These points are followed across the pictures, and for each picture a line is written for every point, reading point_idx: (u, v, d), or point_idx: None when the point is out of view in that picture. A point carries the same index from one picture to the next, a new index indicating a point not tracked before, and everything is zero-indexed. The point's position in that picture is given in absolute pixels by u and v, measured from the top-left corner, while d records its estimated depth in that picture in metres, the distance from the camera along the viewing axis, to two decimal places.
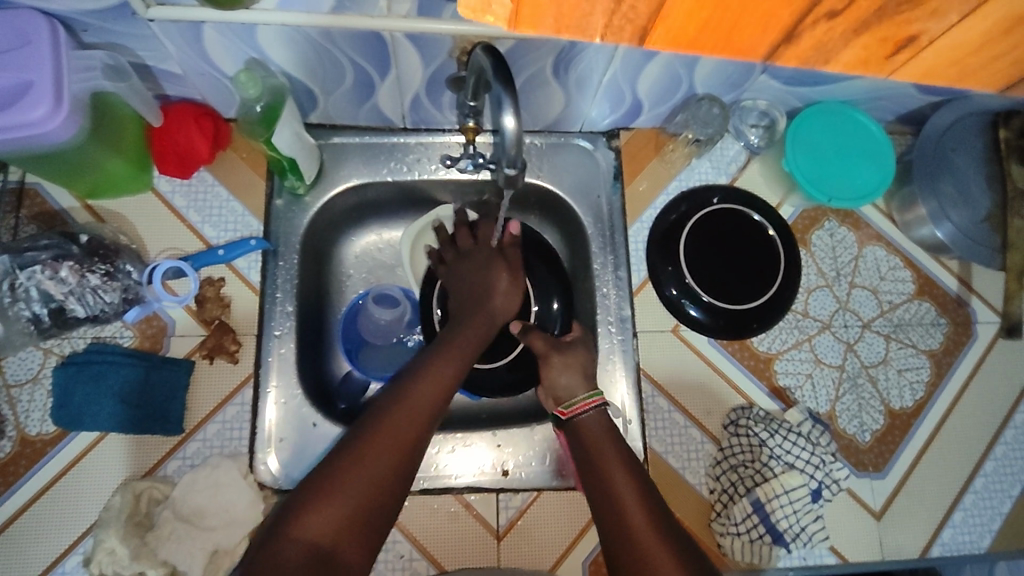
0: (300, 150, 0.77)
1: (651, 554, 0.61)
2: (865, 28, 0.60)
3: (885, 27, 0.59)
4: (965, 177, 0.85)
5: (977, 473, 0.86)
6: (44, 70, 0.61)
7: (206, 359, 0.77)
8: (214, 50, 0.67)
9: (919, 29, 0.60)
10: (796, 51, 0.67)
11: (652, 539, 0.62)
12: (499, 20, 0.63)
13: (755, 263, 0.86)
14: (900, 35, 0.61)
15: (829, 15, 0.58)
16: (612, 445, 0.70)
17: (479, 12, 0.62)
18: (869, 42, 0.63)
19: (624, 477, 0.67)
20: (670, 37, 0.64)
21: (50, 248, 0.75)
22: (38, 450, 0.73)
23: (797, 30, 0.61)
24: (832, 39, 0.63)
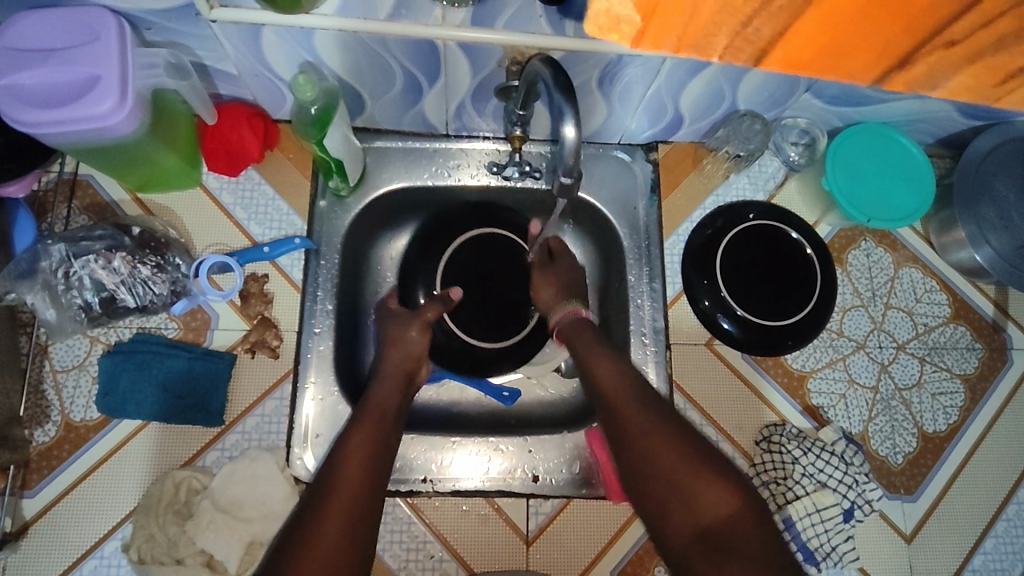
0: (347, 152, 0.78)
1: (633, 428, 0.64)
2: (979, 57, 0.44)
3: (997, 56, 0.44)
4: (1006, 202, 0.84)
5: (1010, 500, 0.85)
6: (112, 65, 0.62)
7: (248, 352, 0.78)
8: (270, 50, 0.68)
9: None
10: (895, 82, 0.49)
11: (633, 409, 0.65)
12: (627, 38, 0.48)
13: (797, 270, 0.86)
14: (1006, 66, 0.45)
15: (948, 43, 0.44)
16: (592, 339, 0.74)
17: (603, 29, 0.46)
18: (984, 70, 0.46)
19: (605, 360, 0.70)
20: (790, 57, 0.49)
21: (104, 239, 0.76)
22: (81, 436, 0.74)
23: (914, 52, 0.46)
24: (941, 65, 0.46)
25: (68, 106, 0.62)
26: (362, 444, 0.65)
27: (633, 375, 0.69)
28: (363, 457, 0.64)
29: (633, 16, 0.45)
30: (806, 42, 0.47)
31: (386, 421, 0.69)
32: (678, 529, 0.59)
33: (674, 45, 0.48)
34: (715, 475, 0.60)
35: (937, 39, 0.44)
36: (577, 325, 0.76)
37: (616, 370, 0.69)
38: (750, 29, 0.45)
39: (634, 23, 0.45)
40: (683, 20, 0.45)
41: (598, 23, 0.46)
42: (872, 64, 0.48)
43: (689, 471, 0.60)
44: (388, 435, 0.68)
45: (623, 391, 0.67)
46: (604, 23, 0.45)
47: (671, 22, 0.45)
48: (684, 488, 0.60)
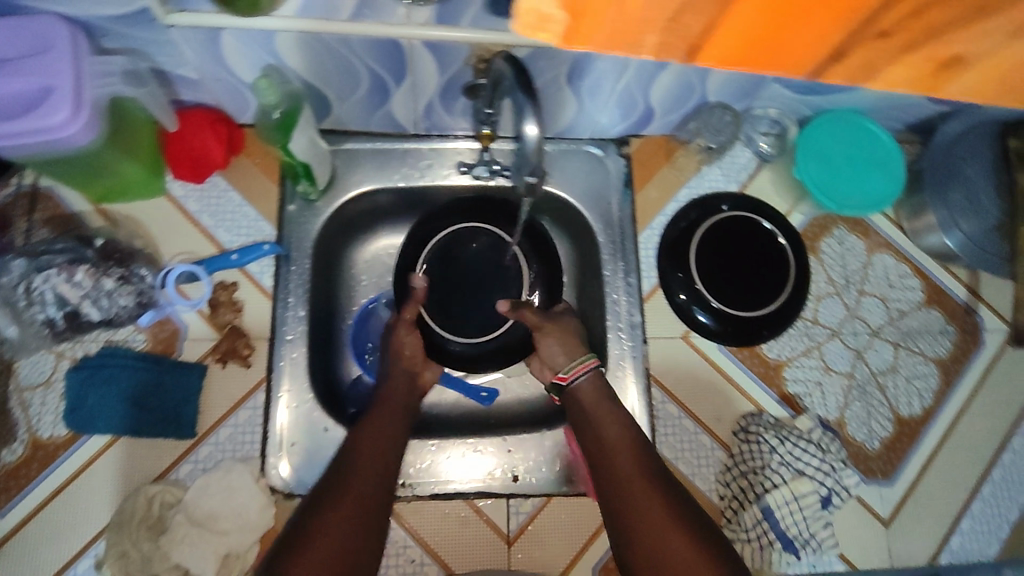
0: (314, 155, 0.77)
1: (639, 502, 0.63)
2: (918, 42, 0.40)
3: (929, 45, 0.40)
4: (976, 185, 0.85)
5: (985, 480, 0.86)
6: (65, 75, 0.61)
7: (219, 362, 0.77)
8: (230, 55, 0.67)
9: (958, 50, 0.40)
10: (842, 66, 0.43)
11: (641, 485, 0.64)
12: (554, 36, 0.41)
13: (770, 263, 0.85)
14: (939, 53, 0.41)
15: (880, 33, 0.39)
16: (604, 405, 0.72)
17: (530, 29, 0.40)
18: (925, 58, 0.41)
19: (617, 430, 0.69)
20: (733, 46, 0.42)
21: (66, 252, 0.75)
22: (50, 454, 0.73)
23: (845, 44, 0.40)
24: (879, 55, 0.42)
25: (21, 118, 0.61)
26: (369, 460, 0.66)
27: (645, 454, 0.67)
28: (372, 463, 0.66)
29: (557, 13, 0.39)
30: (737, 40, 0.41)
31: (388, 427, 0.70)
32: None
33: (596, 40, 0.42)
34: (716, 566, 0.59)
35: (868, 28, 0.39)
36: (587, 388, 0.73)
37: (625, 445, 0.68)
38: (678, 24, 0.40)
39: (561, 22, 0.40)
40: (610, 16, 0.39)
41: (527, 22, 0.40)
42: (810, 51, 0.42)
43: (703, 564, 0.59)
44: (397, 448, 0.69)
45: (632, 467, 0.66)
46: (532, 23, 0.39)
47: (599, 19, 0.39)
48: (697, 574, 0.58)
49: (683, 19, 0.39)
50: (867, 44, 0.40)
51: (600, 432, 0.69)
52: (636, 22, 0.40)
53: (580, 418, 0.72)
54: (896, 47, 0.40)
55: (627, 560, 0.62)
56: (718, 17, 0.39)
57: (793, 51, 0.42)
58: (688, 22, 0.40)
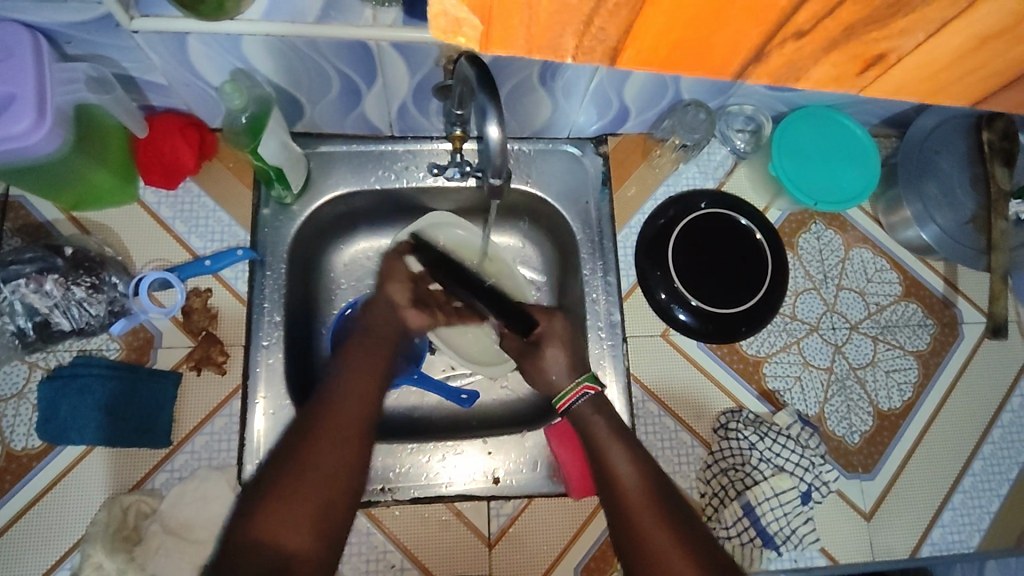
0: (286, 159, 0.76)
1: (639, 519, 0.65)
2: (836, 41, 0.43)
3: (855, 44, 0.43)
4: (950, 179, 0.85)
5: (965, 473, 0.87)
6: (27, 83, 0.61)
7: (193, 370, 0.77)
8: (199, 60, 0.67)
9: (887, 48, 0.44)
10: (759, 71, 0.48)
11: (641, 503, 0.66)
12: (472, 41, 0.45)
13: (740, 257, 0.86)
14: (870, 52, 0.44)
15: (798, 32, 0.42)
16: (602, 421, 0.73)
17: (448, 32, 0.45)
18: (838, 59, 0.45)
19: (616, 449, 0.70)
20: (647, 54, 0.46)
21: (34, 261, 0.74)
22: (23, 466, 0.72)
23: (768, 46, 0.45)
24: (798, 55, 0.45)
25: None
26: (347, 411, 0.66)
27: (648, 476, 0.68)
28: (347, 412, 0.66)
29: (471, 20, 0.42)
30: (653, 42, 0.45)
31: (367, 381, 0.70)
32: None
33: (520, 49, 0.46)
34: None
35: (786, 30, 0.42)
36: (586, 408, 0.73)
37: (623, 461, 0.69)
38: (593, 28, 0.43)
39: (475, 27, 0.43)
40: (522, 20, 0.42)
41: (440, 27, 0.44)
42: (734, 52, 0.46)
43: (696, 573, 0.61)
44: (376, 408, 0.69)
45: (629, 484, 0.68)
46: (445, 26, 0.43)
47: (511, 26, 0.43)
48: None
49: (596, 20, 0.42)
50: (780, 47, 0.45)
51: (598, 452, 0.71)
52: (548, 27, 0.43)
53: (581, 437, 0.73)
54: (812, 49, 0.44)
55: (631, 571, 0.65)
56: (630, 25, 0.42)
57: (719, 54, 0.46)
58: (601, 25, 0.42)
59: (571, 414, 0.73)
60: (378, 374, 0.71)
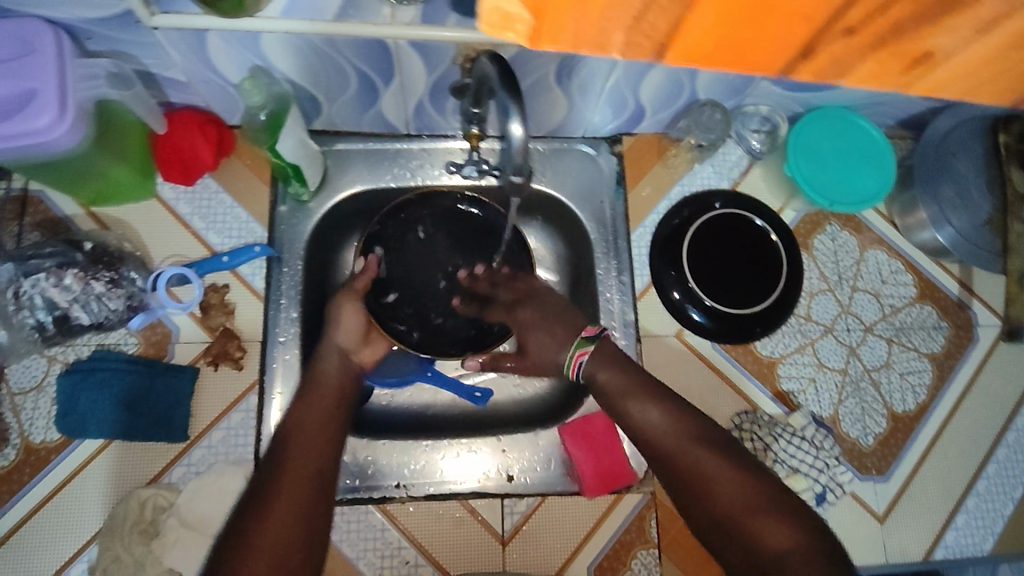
0: (304, 156, 0.77)
1: (689, 461, 0.63)
2: (884, 39, 0.32)
3: (903, 42, 0.33)
4: (966, 181, 0.85)
5: (979, 476, 0.86)
6: (49, 79, 0.61)
7: (210, 365, 0.77)
8: (218, 57, 0.67)
9: (937, 46, 0.33)
10: (808, 66, 0.36)
11: (687, 446, 0.63)
12: (523, 37, 0.34)
13: (742, 259, 0.85)
14: (915, 49, 0.33)
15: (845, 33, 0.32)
16: (620, 372, 0.70)
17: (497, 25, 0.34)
18: (894, 56, 0.34)
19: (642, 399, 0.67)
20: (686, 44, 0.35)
21: (54, 256, 0.74)
22: (42, 458, 0.73)
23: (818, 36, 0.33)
24: (848, 54, 0.34)
25: (4, 122, 0.60)
26: (319, 400, 0.67)
27: (684, 419, 0.65)
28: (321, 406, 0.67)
29: (524, 13, 0.32)
30: (702, 35, 0.34)
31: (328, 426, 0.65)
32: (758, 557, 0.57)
33: (569, 45, 0.35)
34: (775, 513, 0.58)
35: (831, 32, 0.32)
36: (593, 367, 0.70)
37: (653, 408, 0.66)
38: (643, 24, 0.33)
39: (527, 20, 0.33)
40: (574, 20, 0.33)
41: (491, 21, 0.33)
42: (779, 47, 0.34)
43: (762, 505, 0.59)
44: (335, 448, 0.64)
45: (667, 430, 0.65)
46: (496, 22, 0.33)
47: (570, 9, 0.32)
48: (751, 515, 0.58)
49: (649, 17, 0.32)
50: (832, 42, 0.33)
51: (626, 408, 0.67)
52: (599, 21, 0.33)
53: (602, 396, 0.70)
54: (862, 46, 0.33)
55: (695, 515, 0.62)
56: (683, 17, 0.32)
57: (759, 49, 0.35)
58: (654, 22, 0.33)
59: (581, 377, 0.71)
60: (344, 388, 0.70)
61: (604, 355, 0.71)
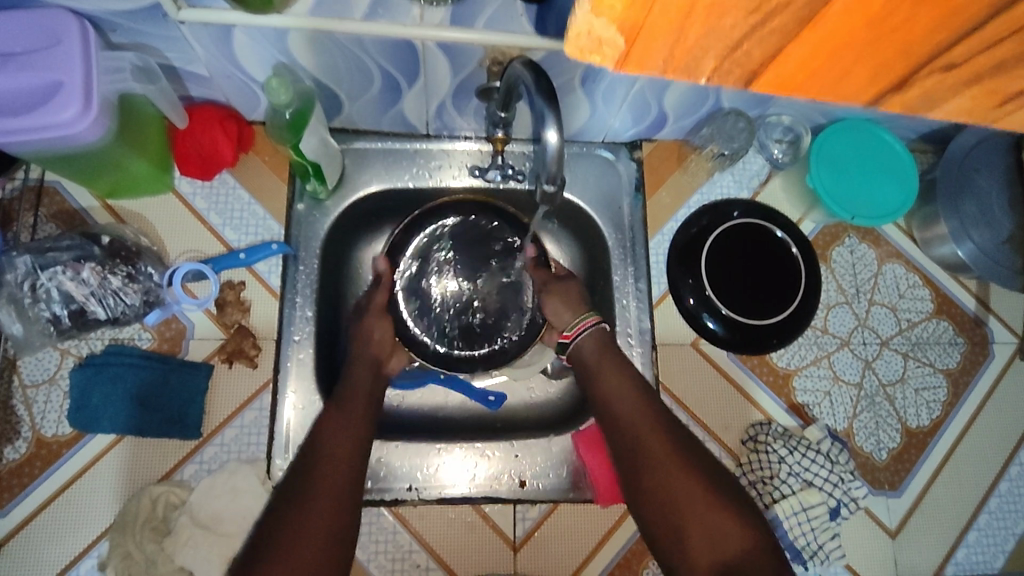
0: (324, 155, 0.76)
1: (651, 451, 0.64)
2: (980, 80, 0.32)
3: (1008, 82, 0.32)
4: (989, 199, 0.83)
5: (991, 493, 0.86)
6: (74, 71, 0.60)
7: (225, 362, 0.77)
8: (242, 52, 0.66)
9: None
10: (896, 102, 0.35)
11: (652, 436, 0.64)
12: (609, 62, 0.33)
13: (746, 276, 0.84)
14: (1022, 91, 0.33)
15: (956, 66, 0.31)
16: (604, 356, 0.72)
17: (586, 51, 0.32)
18: (983, 92, 0.34)
19: (620, 383, 0.69)
20: (785, 82, 0.35)
21: (71, 249, 0.74)
22: (54, 453, 0.72)
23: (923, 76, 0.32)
24: (941, 89, 0.33)
25: (28, 114, 0.59)
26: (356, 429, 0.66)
27: (654, 409, 0.67)
28: (352, 432, 0.66)
29: (617, 37, 0.31)
30: (796, 67, 0.33)
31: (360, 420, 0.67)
32: (693, 563, 0.58)
33: (658, 70, 0.34)
34: (727, 514, 0.59)
35: (946, 62, 0.31)
36: (588, 344, 0.73)
37: (628, 392, 0.68)
38: (739, 51, 0.32)
39: (618, 46, 0.31)
40: (668, 43, 0.31)
41: (579, 44, 0.32)
42: (869, 86, 0.34)
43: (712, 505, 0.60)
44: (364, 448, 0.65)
45: (632, 417, 0.66)
46: (585, 47, 0.31)
47: (656, 46, 0.32)
48: (700, 512, 0.60)
49: (745, 46, 0.32)
50: (930, 77, 0.32)
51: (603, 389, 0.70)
52: (694, 48, 0.32)
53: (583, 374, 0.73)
54: (958, 85, 0.33)
55: (641, 507, 0.63)
56: (780, 47, 0.32)
57: (850, 84, 0.34)
58: (749, 49, 0.32)
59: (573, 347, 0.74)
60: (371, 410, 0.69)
61: (600, 340, 0.73)
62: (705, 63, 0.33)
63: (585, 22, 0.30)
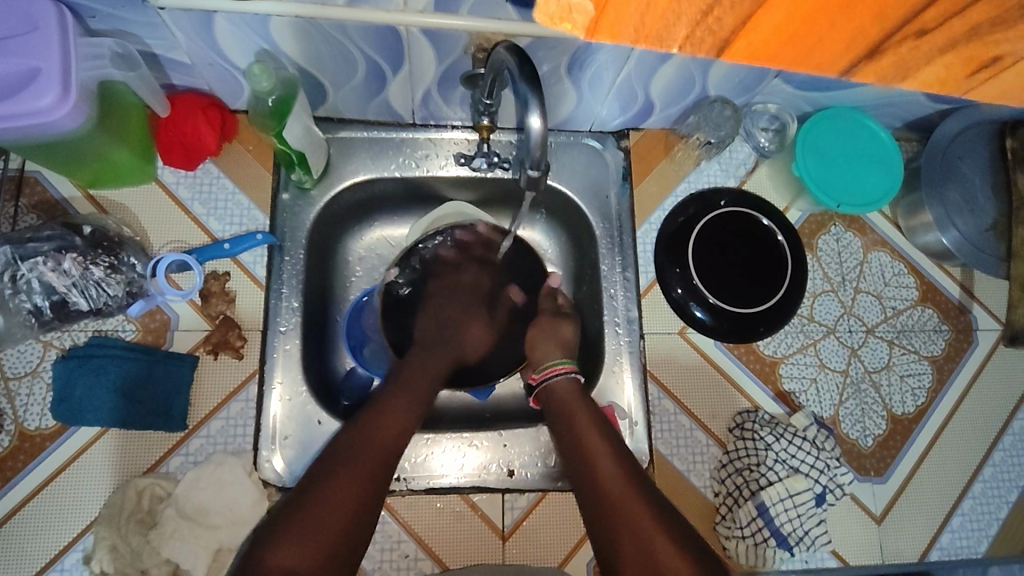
0: (308, 143, 0.76)
1: (631, 509, 0.63)
2: (956, 43, 0.43)
3: (974, 45, 0.43)
4: (972, 186, 0.85)
5: (975, 479, 0.87)
6: (52, 58, 0.59)
7: (210, 354, 0.76)
8: (223, 39, 0.65)
9: (1003, 51, 0.44)
10: (869, 68, 0.47)
11: (630, 496, 0.64)
12: (579, 27, 0.48)
13: (747, 271, 0.84)
14: (986, 54, 0.44)
15: (920, 32, 0.42)
16: (580, 407, 0.72)
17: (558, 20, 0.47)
18: (956, 59, 0.45)
19: (598, 438, 0.69)
20: (757, 48, 0.46)
21: (53, 239, 0.73)
22: (37, 445, 0.71)
23: (884, 44, 0.44)
24: (914, 54, 0.45)
25: (6, 102, 0.59)
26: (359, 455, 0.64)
27: (631, 470, 0.67)
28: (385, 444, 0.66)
29: (587, 5, 0.42)
30: (770, 38, 0.45)
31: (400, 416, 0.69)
32: None
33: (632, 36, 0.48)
34: None
35: (906, 29, 0.42)
36: (562, 386, 0.74)
37: (603, 447, 0.68)
38: (711, 19, 0.43)
39: (588, 12, 0.43)
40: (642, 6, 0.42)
41: (554, 17, 0.47)
42: (845, 49, 0.45)
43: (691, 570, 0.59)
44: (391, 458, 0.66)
45: (607, 472, 0.66)
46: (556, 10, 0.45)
47: (625, 15, 0.43)
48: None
49: (716, 14, 0.42)
50: (903, 43, 0.44)
51: (580, 443, 0.69)
52: (667, 15, 0.43)
53: (555, 424, 0.72)
54: (933, 48, 0.44)
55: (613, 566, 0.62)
56: (751, 15, 0.42)
57: (828, 50, 0.45)
58: (720, 17, 0.42)
59: (545, 386, 0.75)
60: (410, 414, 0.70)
61: (573, 387, 0.74)
62: (677, 28, 0.43)
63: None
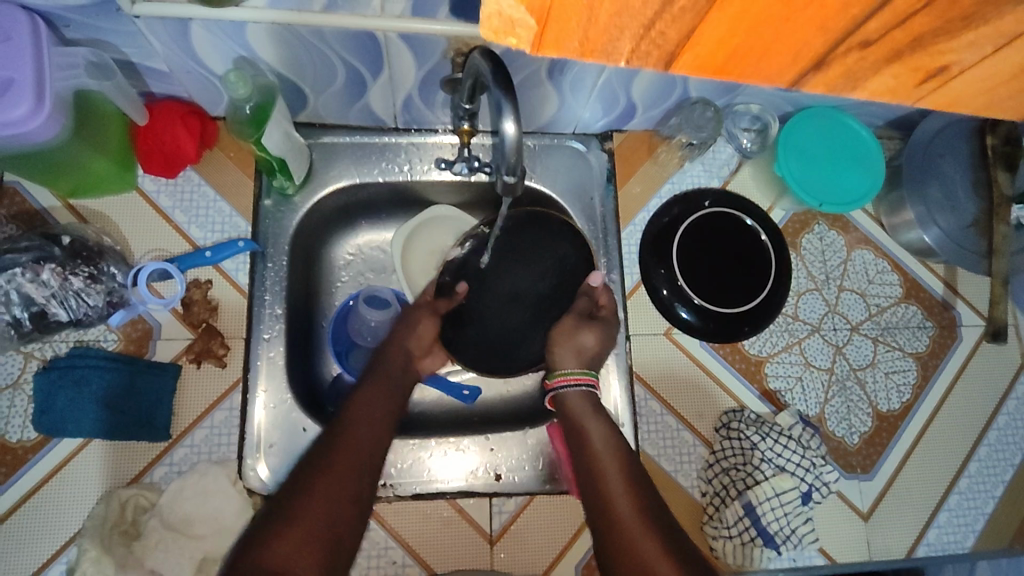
0: (289, 150, 0.75)
1: (639, 542, 0.64)
2: (899, 54, 0.33)
3: (922, 54, 0.33)
4: (952, 183, 0.85)
5: (961, 475, 0.87)
6: (25, 69, 0.59)
7: (193, 362, 0.76)
8: (201, 46, 0.64)
9: (953, 60, 0.33)
10: (820, 78, 0.35)
11: (636, 526, 0.65)
12: (526, 44, 0.34)
13: (742, 271, 0.85)
14: (933, 63, 0.33)
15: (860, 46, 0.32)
16: (597, 429, 0.73)
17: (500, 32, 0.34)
18: (906, 70, 0.34)
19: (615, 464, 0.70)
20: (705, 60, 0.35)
21: (31, 250, 0.72)
22: (19, 458, 0.71)
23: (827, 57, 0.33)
24: (859, 67, 0.34)
25: None
26: (350, 457, 0.66)
27: (644, 500, 0.68)
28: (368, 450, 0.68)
29: (528, 18, 0.32)
30: (716, 46, 0.33)
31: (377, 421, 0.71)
32: None
33: (577, 51, 0.35)
34: None
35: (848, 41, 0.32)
36: (575, 399, 0.75)
37: (617, 474, 0.70)
38: (654, 32, 0.32)
39: (530, 26, 0.32)
40: (582, 22, 0.32)
41: (492, 26, 0.33)
42: (792, 63, 0.34)
43: None
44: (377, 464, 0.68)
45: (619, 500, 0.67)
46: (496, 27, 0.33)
47: (571, 27, 0.32)
48: None
49: (659, 26, 0.32)
50: (848, 54, 0.33)
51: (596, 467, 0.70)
52: (608, 29, 0.32)
53: (572, 441, 0.74)
54: (876, 60, 0.33)
55: None
56: (695, 27, 0.32)
57: (769, 65, 0.35)
58: (664, 30, 0.32)
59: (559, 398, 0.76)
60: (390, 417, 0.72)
61: (585, 401, 0.76)
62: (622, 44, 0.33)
63: (494, 4, 0.31)
